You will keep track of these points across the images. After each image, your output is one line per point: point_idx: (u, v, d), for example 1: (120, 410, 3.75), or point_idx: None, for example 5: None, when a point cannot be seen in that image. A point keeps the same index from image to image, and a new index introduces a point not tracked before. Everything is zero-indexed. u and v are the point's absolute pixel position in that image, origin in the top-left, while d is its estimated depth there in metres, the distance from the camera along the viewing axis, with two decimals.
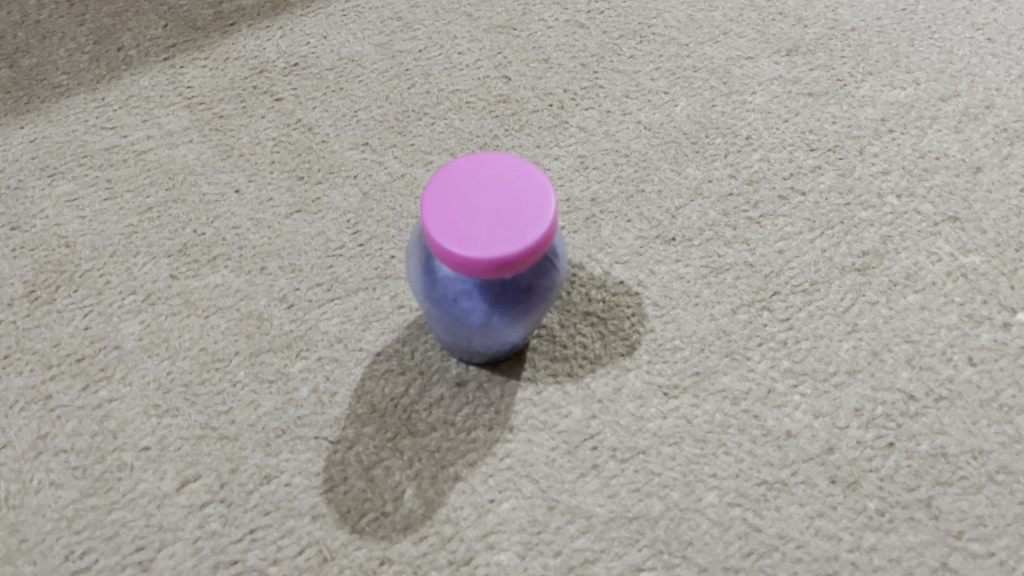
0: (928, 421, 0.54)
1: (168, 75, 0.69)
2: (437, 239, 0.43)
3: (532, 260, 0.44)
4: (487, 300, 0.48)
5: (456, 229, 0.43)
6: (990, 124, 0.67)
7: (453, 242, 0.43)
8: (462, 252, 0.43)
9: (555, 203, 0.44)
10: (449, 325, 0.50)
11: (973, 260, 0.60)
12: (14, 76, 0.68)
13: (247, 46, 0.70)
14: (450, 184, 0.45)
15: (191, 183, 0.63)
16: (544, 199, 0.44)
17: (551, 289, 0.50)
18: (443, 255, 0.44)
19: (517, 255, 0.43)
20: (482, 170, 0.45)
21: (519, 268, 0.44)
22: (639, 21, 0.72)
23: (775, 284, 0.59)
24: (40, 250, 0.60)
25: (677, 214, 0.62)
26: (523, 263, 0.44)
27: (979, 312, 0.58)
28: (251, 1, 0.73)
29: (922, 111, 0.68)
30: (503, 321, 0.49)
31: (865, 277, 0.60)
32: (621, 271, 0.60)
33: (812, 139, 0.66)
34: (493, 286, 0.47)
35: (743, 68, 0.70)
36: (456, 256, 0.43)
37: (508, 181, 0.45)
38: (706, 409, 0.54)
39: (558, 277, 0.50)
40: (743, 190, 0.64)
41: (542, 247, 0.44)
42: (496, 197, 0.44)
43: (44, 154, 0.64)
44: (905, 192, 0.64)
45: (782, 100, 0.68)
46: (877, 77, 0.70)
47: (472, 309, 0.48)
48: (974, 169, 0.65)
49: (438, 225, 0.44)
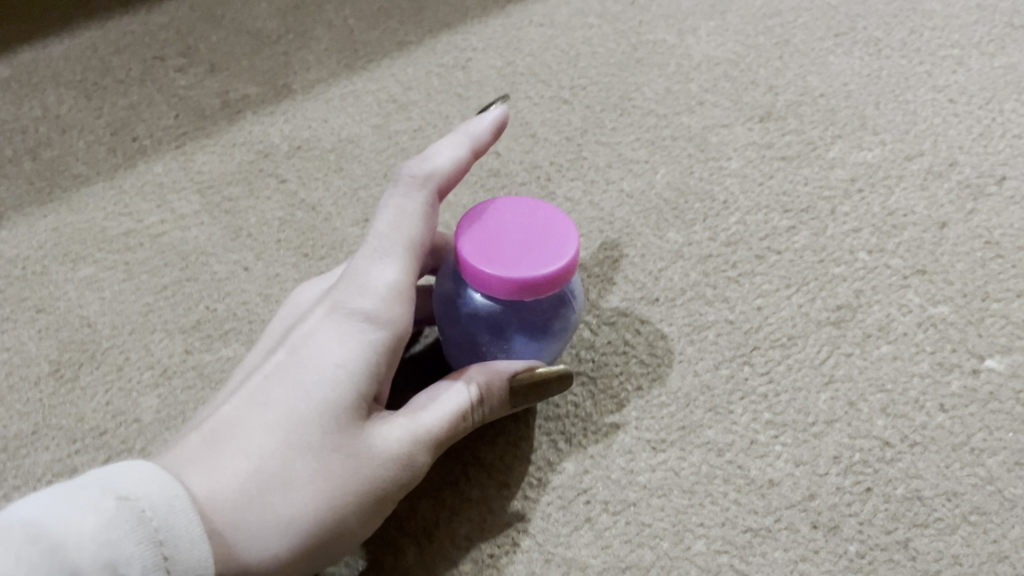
0: (903, 465, 0.57)
1: (180, 162, 0.73)
2: (468, 258, 0.49)
3: (548, 291, 0.49)
4: (513, 329, 0.53)
5: (486, 251, 0.49)
6: (954, 181, 0.72)
7: (481, 259, 0.49)
8: (484, 266, 0.49)
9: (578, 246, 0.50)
10: (474, 354, 0.56)
11: (942, 311, 0.64)
12: (38, 168, 0.73)
13: (253, 132, 0.75)
14: (487, 218, 0.51)
15: (202, 263, 0.67)
16: (568, 236, 0.50)
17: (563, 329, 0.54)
18: (471, 274, 0.49)
19: (538, 279, 0.48)
20: (517, 211, 0.51)
21: (539, 293, 0.49)
22: (619, 95, 0.78)
23: (755, 340, 0.63)
24: (64, 331, 0.64)
25: (660, 276, 0.67)
26: (539, 290, 0.49)
27: (948, 360, 0.62)
28: (256, 90, 0.79)
29: (889, 171, 0.73)
30: (523, 350, 0.54)
31: (839, 330, 0.63)
32: (608, 331, 0.64)
33: (786, 201, 0.71)
34: (512, 315, 0.52)
35: (719, 135, 0.75)
36: (482, 273, 0.49)
37: (538, 223, 0.51)
38: (693, 461, 0.57)
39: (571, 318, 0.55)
40: (722, 251, 0.68)
41: (560, 282, 0.49)
42: (527, 233, 0.50)
43: (66, 241, 0.68)
44: (875, 248, 0.68)
45: (756, 164, 0.73)
46: (845, 140, 0.75)
47: (485, 332, 0.53)
48: (940, 225, 0.69)
49: (470, 247, 0.50)
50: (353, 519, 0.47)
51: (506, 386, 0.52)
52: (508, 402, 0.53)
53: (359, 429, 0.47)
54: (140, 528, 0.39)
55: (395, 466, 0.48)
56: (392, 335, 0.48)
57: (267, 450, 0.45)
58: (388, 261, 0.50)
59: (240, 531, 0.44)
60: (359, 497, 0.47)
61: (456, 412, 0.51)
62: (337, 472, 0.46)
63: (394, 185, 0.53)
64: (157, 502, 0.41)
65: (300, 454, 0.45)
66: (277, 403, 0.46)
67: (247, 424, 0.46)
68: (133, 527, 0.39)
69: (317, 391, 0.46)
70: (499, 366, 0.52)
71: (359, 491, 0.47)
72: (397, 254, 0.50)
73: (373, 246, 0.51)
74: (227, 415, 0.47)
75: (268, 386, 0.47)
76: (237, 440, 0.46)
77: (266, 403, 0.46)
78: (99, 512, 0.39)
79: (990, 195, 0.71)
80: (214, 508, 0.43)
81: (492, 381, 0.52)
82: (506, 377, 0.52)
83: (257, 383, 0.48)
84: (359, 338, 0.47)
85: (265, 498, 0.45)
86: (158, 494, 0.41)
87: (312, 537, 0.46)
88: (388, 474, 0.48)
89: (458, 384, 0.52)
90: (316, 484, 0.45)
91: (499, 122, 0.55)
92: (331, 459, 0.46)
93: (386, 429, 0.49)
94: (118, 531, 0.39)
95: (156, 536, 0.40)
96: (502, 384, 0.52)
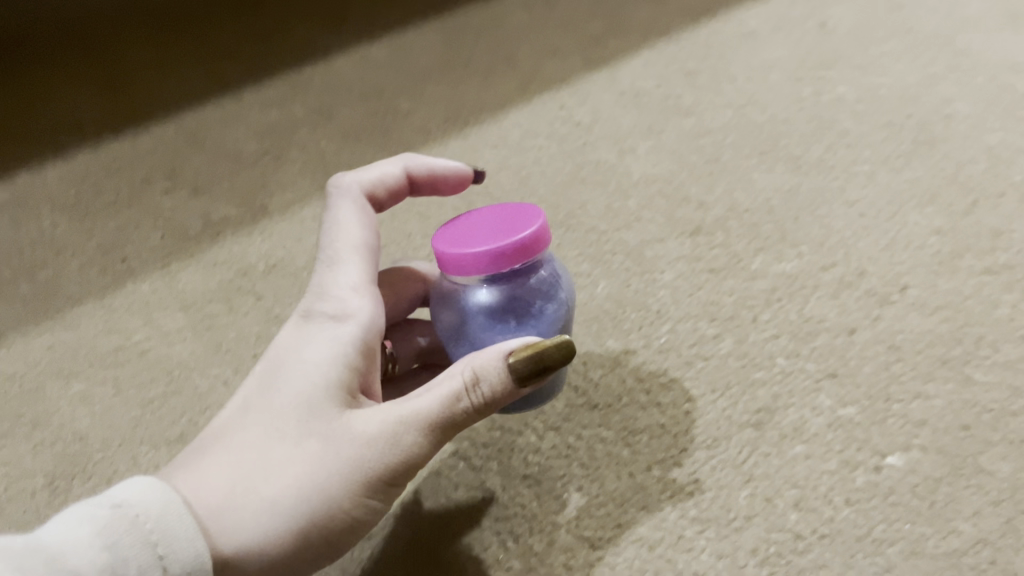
0: (813, 556, 0.64)
1: (165, 280, 0.81)
2: (443, 252, 0.61)
3: (518, 258, 0.60)
4: (507, 324, 0.61)
5: (458, 243, 0.61)
6: (863, 290, 0.80)
7: (455, 249, 0.61)
8: (459, 251, 0.60)
9: (538, 225, 0.61)
10: None
11: (849, 411, 0.72)
12: (33, 289, 0.80)
13: (233, 251, 0.83)
14: (459, 229, 0.63)
15: (185, 377, 0.73)
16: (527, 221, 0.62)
17: (560, 316, 0.63)
18: (450, 264, 0.61)
19: (503, 248, 0.59)
20: (485, 220, 0.64)
21: (508, 262, 0.59)
22: (564, 212, 0.88)
23: (683, 442, 0.71)
24: (56, 445, 0.69)
25: (599, 382, 0.76)
26: (511, 257, 0.59)
27: (855, 457, 0.69)
28: (235, 210, 0.86)
29: (806, 281, 0.81)
30: None
31: (759, 432, 0.71)
32: (553, 436, 0.73)
33: (713, 310, 0.79)
34: (502, 310, 0.61)
35: (653, 250, 0.84)
36: (456, 258, 0.60)
37: (502, 220, 0.63)
38: (626, 556, 0.65)
39: (566, 308, 0.63)
40: (655, 359, 0.76)
41: (529, 250, 0.60)
42: (492, 227, 0.62)
43: (60, 359, 0.75)
44: (792, 354, 0.76)
45: (687, 276, 0.82)
46: (766, 252, 0.83)
47: (490, 332, 0.62)
48: (849, 331, 0.77)
49: (445, 245, 0.62)
50: (341, 497, 0.53)
51: (503, 368, 0.54)
52: (513, 386, 0.55)
53: (338, 416, 0.55)
54: (134, 532, 0.47)
55: (378, 447, 0.54)
56: (358, 328, 0.59)
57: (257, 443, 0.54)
58: (344, 274, 0.62)
59: (234, 510, 0.52)
60: (341, 475, 0.53)
61: (449, 396, 0.54)
62: (320, 450, 0.54)
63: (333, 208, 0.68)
64: (149, 509, 0.48)
65: (282, 441, 0.54)
66: (262, 406, 0.56)
67: (239, 427, 0.56)
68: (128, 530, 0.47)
69: (296, 389, 0.56)
70: (496, 350, 0.55)
71: (346, 467, 0.54)
72: (351, 262, 0.63)
73: (331, 266, 0.63)
74: (223, 425, 0.57)
75: (255, 395, 0.57)
76: (231, 442, 0.55)
77: (253, 407, 0.56)
78: (98, 521, 0.46)
79: (894, 301, 0.79)
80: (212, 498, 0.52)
81: (486, 365, 0.54)
82: (500, 358, 0.54)
83: (247, 394, 0.58)
84: (328, 338, 0.58)
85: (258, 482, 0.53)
86: (150, 500, 0.49)
87: (301, 514, 0.53)
88: (371, 453, 0.54)
89: (456, 373, 0.55)
90: (297, 463, 0.53)
91: (430, 163, 0.74)
92: (312, 439, 0.54)
93: (370, 415, 0.55)
94: (116, 538, 0.46)
95: (149, 538, 0.47)
96: (501, 368, 0.54)
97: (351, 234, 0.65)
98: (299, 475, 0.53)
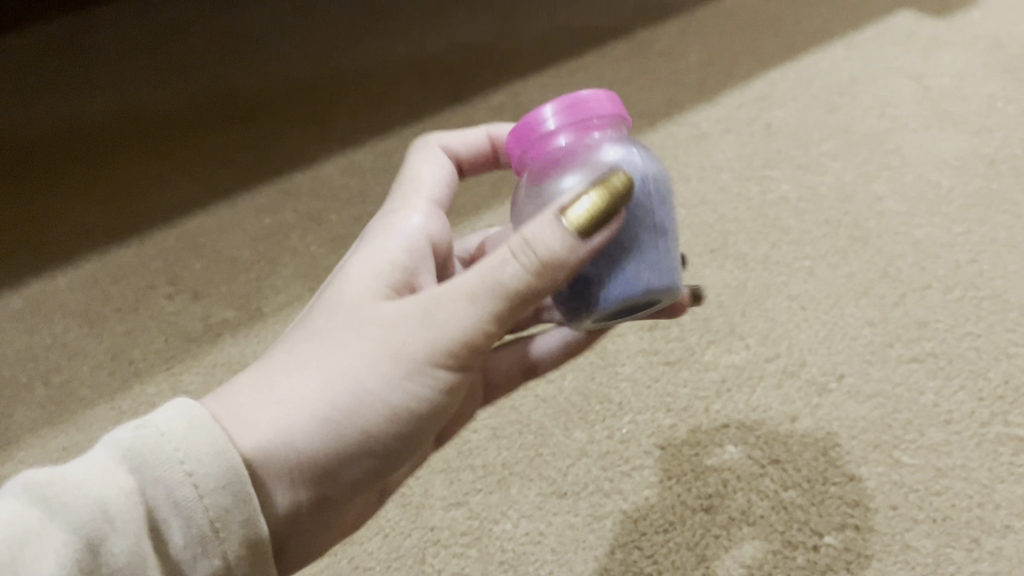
0: None
1: (170, 381, 0.89)
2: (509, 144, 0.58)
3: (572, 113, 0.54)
4: None
5: None
6: (804, 380, 0.89)
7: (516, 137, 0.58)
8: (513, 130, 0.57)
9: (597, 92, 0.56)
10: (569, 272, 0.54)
11: (791, 494, 0.80)
12: (49, 393, 0.88)
13: (231, 352, 0.91)
14: None
15: None
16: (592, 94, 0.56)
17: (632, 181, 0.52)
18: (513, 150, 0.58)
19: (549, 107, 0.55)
20: None
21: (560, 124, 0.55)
22: None
23: (643, 526, 0.80)
24: None
25: (567, 471, 0.84)
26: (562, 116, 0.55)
27: (796, 537, 0.78)
28: (233, 313, 0.95)
29: (752, 372, 0.90)
30: None
31: (710, 515, 0.80)
32: (527, 522, 0.81)
33: (669, 401, 0.88)
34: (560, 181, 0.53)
35: (615, 343, 0.92)
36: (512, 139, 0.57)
37: None
38: None
39: (644, 179, 0.53)
40: (618, 448, 0.85)
41: (585, 106, 0.55)
42: None
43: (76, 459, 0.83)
44: (740, 441, 0.85)
45: (646, 369, 0.90)
46: (717, 345, 0.92)
47: None
48: (792, 419, 0.86)
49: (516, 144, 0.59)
50: (385, 388, 0.52)
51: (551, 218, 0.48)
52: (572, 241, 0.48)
53: (383, 312, 0.54)
54: (159, 455, 0.45)
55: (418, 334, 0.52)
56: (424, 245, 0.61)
57: (299, 348, 0.54)
58: (413, 199, 0.64)
59: (265, 408, 0.50)
60: (378, 364, 0.52)
61: (495, 263, 0.50)
62: (362, 343, 0.53)
63: (413, 155, 0.68)
64: (173, 429, 0.46)
65: (325, 342, 0.53)
66: (313, 315, 0.56)
67: (290, 338, 0.56)
68: (155, 452, 0.45)
69: (345, 297, 0.56)
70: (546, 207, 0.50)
71: (390, 356, 0.52)
72: (427, 192, 0.65)
73: (401, 196, 0.65)
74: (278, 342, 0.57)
75: (309, 311, 0.57)
76: (275, 353, 0.54)
77: (305, 319, 0.56)
78: (124, 449, 0.45)
79: (832, 389, 0.88)
80: (241, 401, 0.50)
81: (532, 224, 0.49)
82: (548, 215, 0.49)
83: (304, 314, 0.58)
84: (384, 255, 0.59)
85: (296, 378, 0.52)
86: (179, 418, 0.47)
87: (342, 411, 0.51)
88: (416, 343, 0.52)
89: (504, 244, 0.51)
90: (338, 359, 0.52)
91: None
92: (355, 335, 0.53)
93: (412, 304, 0.53)
94: (142, 461, 0.45)
95: (175, 457, 0.45)
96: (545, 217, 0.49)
97: (428, 169, 0.66)
98: (337, 369, 0.52)
